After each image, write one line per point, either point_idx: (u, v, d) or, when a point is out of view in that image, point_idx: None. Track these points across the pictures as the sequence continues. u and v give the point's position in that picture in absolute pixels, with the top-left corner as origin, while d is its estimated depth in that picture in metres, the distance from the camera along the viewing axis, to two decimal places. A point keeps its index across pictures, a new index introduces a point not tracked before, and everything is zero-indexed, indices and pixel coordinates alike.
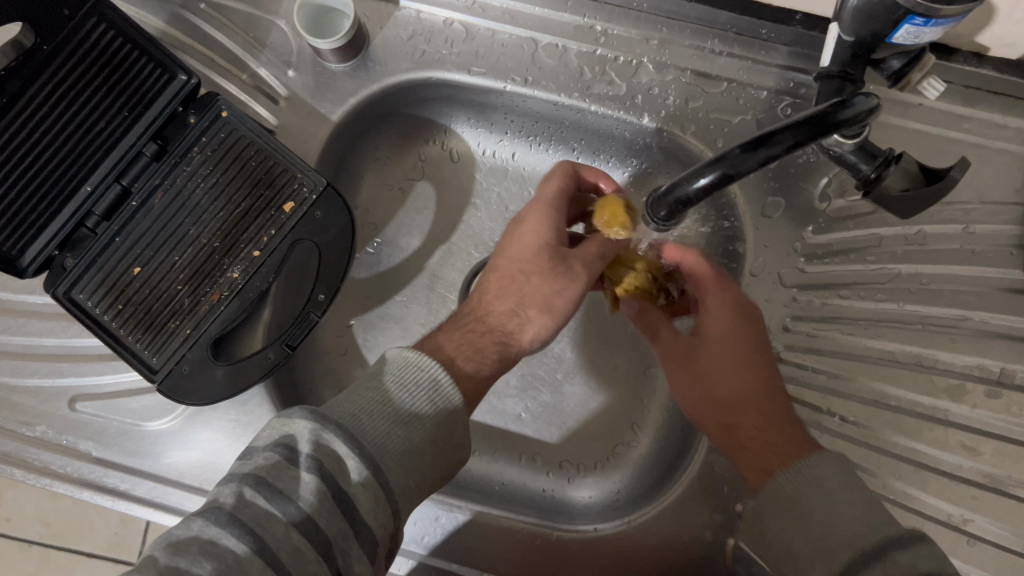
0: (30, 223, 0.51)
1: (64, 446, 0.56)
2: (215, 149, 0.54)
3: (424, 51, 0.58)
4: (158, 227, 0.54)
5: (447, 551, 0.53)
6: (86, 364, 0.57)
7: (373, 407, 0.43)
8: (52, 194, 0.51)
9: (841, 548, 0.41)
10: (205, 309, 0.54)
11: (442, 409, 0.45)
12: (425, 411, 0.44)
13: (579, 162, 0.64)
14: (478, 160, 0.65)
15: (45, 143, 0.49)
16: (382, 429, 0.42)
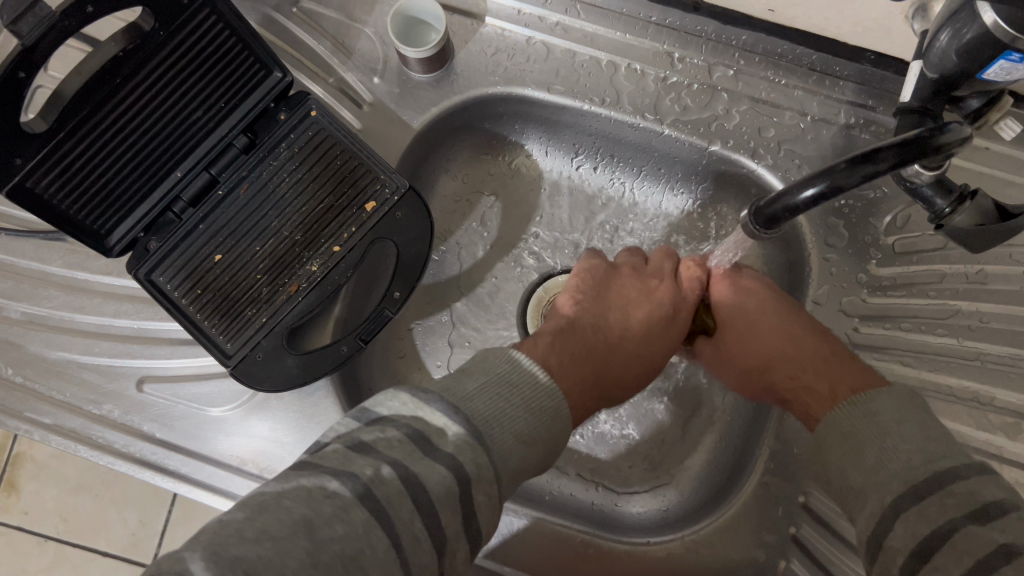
0: (121, 204, 0.52)
1: (128, 426, 0.57)
2: (303, 146, 0.56)
3: (506, 67, 0.60)
4: (241, 218, 0.55)
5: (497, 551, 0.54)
6: (155, 346, 0.59)
7: (494, 373, 0.42)
8: (144, 179, 0.52)
9: (933, 454, 0.39)
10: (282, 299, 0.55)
11: (542, 407, 0.42)
12: (533, 409, 0.42)
13: (644, 187, 0.65)
14: (544, 179, 0.67)
15: (147, 128, 0.50)
16: (498, 407, 0.40)
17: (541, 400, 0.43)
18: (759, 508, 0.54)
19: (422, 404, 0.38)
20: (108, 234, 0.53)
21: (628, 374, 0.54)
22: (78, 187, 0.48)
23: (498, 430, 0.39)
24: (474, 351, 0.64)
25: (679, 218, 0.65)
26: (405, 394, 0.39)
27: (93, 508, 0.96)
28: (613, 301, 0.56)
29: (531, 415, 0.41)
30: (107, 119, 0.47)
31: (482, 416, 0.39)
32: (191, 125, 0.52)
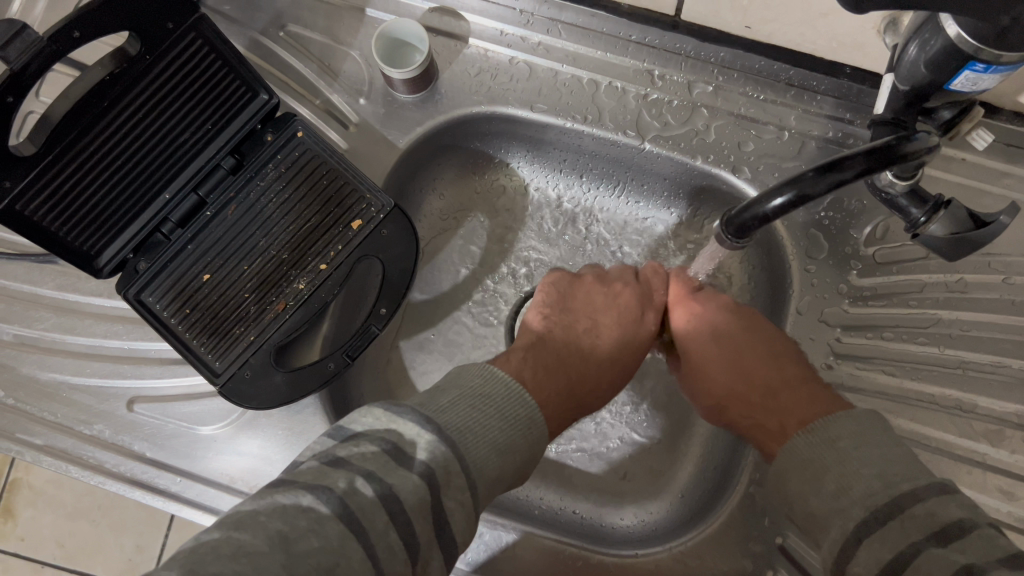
0: (110, 227, 0.53)
1: (119, 446, 0.58)
2: (289, 167, 0.57)
3: (490, 87, 0.61)
4: (229, 238, 0.56)
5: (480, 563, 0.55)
6: (144, 366, 0.59)
7: (465, 387, 0.45)
8: (133, 201, 0.53)
9: (866, 500, 0.39)
10: (270, 318, 0.56)
11: (515, 421, 0.45)
12: (506, 422, 0.44)
13: (629, 203, 0.66)
14: (530, 196, 0.67)
15: (135, 150, 0.51)
16: (473, 417, 0.43)
17: (513, 416, 0.45)
18: (745, 518, 0.54)
19: (391, 415, 0.41)
20: (96, 255, 0.53)
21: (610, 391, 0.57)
22: (65, 210, 0.49)
23: (474, 438, 0.42)
24: (461, 368, 0.64)
25: (664, 233, 0.66)
26: (376, 409, 0.41)
27: (89, 533, 0.96)
28: (586, 316, 0.59)
29: (503, 428, 0.44)
30: (94, 142, 0.48)
31: (455, 425, 0.41)
32: (179, 148, 0.53)
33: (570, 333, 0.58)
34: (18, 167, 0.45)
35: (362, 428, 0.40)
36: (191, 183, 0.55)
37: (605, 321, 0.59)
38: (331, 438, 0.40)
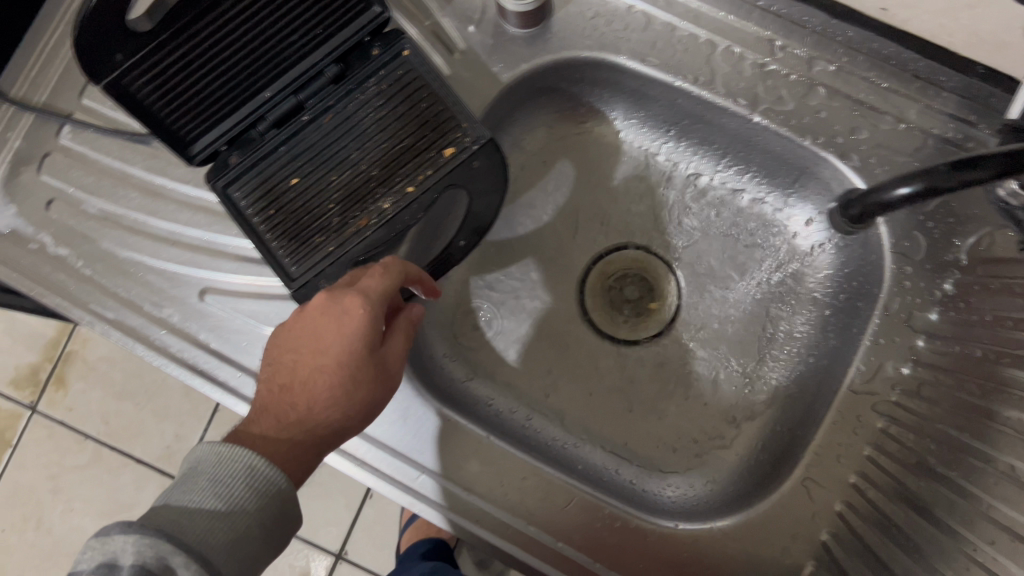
0: (208, 114, 0.53)
1: (186, 332, 0.58)
2: (390, 85, 0.56)
3: (603, 33, 0.59)
4: (321, 146, 0.56)
5: (484, 490, 0.55)
6: (221, 260, 0.60)
7: (195, 480, 0.46)
8: (234, 94, 0.53)
9: None
10: (351, 232, 0.55)
11: (264, 492, 0.46)
12: (250, 502, 0.45)
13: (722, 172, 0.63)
14: (624, 148, 0.65)
15: (243, 47, 0.51)
16: (224, 507, 0.44)
17: (262, 492, 0.46)
18: (791, 509, 0.53)
19: (108, 536, 0.40)
20: (191, 143, 0.54)
21: (358, 417, 0.50)
22: (166, 91, 0.50)
23: (214, 538, 0.43)
24: (528, 312, 0.64)
25: (757, 210, 0.63)
26: (89, 539, 0.41)
27: None
28: (290, 354, 0.49)
29: (248, 507, 0.45)
30: (206, 30, 0.48)
31: (166, 521, 0.43)
32: (285, 49, 0.53)
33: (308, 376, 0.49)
34: (132, 40, 0.45)
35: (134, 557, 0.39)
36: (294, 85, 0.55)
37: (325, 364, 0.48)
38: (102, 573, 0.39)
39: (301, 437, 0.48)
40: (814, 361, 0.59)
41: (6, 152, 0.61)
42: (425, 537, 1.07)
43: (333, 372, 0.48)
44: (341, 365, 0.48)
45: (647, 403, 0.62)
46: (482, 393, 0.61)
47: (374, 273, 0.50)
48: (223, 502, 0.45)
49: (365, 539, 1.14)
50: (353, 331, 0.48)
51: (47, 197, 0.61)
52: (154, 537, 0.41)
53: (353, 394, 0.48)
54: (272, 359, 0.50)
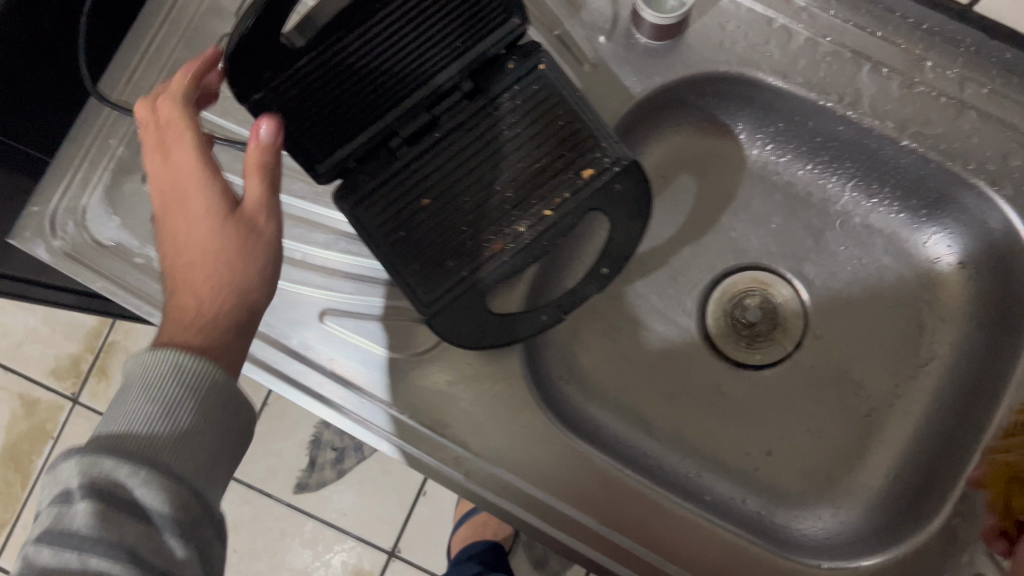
0: (340, 131, 0.50)
1: (301, 353, 0.56)
2: (527, 102, 0.53)
3: (742, 47, 0.56)
4: (455, 165, 0.53)
5: (583, 502, 0.54)
6: (337, 279, 0.57)
7: (144, 386, 0.43)
8: (368, 110, 0.50)
9: None
10: (485, 256, 0.53)
11: (196, 388, 0.43)
12: (194, 399, 0.43)
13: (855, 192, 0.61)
14: (749, 165, 0.63)
15: (385, 62, 0.48)
16: (162, 411, 0.42)
17: (198, 390, 0.43)
18: (938, 552, 0.51)
19: (55, 469, 0.40)
20: (315, 162, 0.51)
21: (197, 312, 0.46)
22: (304, 108, 0.47)
23: (163, 442, 0.41)
24: (646, 333, 0.62)
25: (889, 233, 0.61)
26: (44, 474, 0.40)
27: None
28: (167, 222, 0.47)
29: (195, 411, 0.43)
30: (353, 47, 0.45)
31: (112, 433, 0.41)
32: (424, 64, 0.50)
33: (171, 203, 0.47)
34: (281, 59, 0.43)
35: (77, 483, 0.38)
36: (427, 100, 0.52)
37: (189, 199, 0.47)
38: (60, 504, 0.38)
39: (223, 335, 0.46)
40: (952, 394, 0.57)
41: (109, 159, 0.58)
42: (479, 540, 1.06)
43: (230, 231, 0.47)
44: (204, 251, 0.46)
45: (768, 427, 0.60)
46: (600, 417, 0.60)
47: (173, 79, 0.50)
48: (160, 408, 0.42)
49: (417, 536, 1.13)
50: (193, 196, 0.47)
51: (152, 209, 0.58)
52: (104, 458, 0.39)
53: (216, 257, 0.46)
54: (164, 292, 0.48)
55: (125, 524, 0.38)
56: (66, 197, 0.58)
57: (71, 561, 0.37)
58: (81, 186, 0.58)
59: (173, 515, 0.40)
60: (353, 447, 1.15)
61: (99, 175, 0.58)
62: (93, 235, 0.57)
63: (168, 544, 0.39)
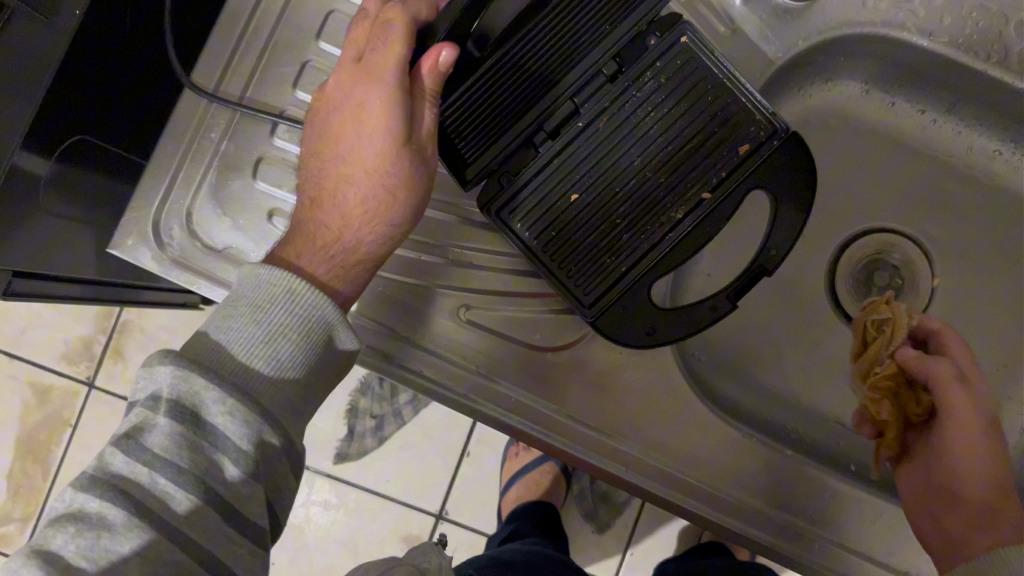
0: (489, 131, 0.48)
1: (446, 353, 0.53)
2: (670, 77, 0.50)
3: (882, 6, 0.54)
4: (601, 154, 0.50)
5: (742, 484, 0.53)
6: (472, 272, 0.54)
7: (249, 301, 0.40)
8: (516, 105, 0.48)
9: None
10: (642, 249, 0.50)
11: (307, 324, 0.40)
12: (298, 333, 0.40)
13: (990, 141, 0.60)
14: (874, 116, 0.62)
15: (532, 54, 0.46)
16: (266, 335, 0.39)
17: (306, 322, 0.40)
18: None
19: (150, 365, 0.36)
20: (465, 166, 0.49)
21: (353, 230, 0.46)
22: (467, 112, 0.47)
23: (260, 376, 0.38)
24: (776, 302, 0.60)
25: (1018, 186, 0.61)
26: (140, 366, 0.37)
27: None
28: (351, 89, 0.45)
29: (297, 345, 0.40)
30: (516, 49, 0.46)
31: (212, 346, 0.38)
32: (567, 49, 0.47)
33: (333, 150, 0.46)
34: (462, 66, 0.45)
35: (168, 394, 0.35)
36: (569, 87, 0.49)
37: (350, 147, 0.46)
38: (149, 410, 0.35)
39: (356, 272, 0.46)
40: None
41: (212, 156, 0.53)
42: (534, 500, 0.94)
43: (388, 181, 0.46)
44: (369, 169, 0.46)
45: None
46: (738, 396, 0.59)
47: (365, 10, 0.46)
48: (264, 333, 0.39)
49: (470, 495, 0.99)
50: (373, 122, 0.45)
51: (267, 208, 0.53)
52: (197, 375, 0.36)
53: (376, 187, 0.46)
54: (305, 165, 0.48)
55: (200, 450, 0.35)
56: (168, 198, 0.53)
57: (143, 479, 0.34)
58: (184, 184, 0.53)
59: (252, 453, 0.36)
60: (394, 410, 0.98)
61: (203, 174, 0.53)
62: (202, 239, 0.53)
63: (233, 483, 0.36)
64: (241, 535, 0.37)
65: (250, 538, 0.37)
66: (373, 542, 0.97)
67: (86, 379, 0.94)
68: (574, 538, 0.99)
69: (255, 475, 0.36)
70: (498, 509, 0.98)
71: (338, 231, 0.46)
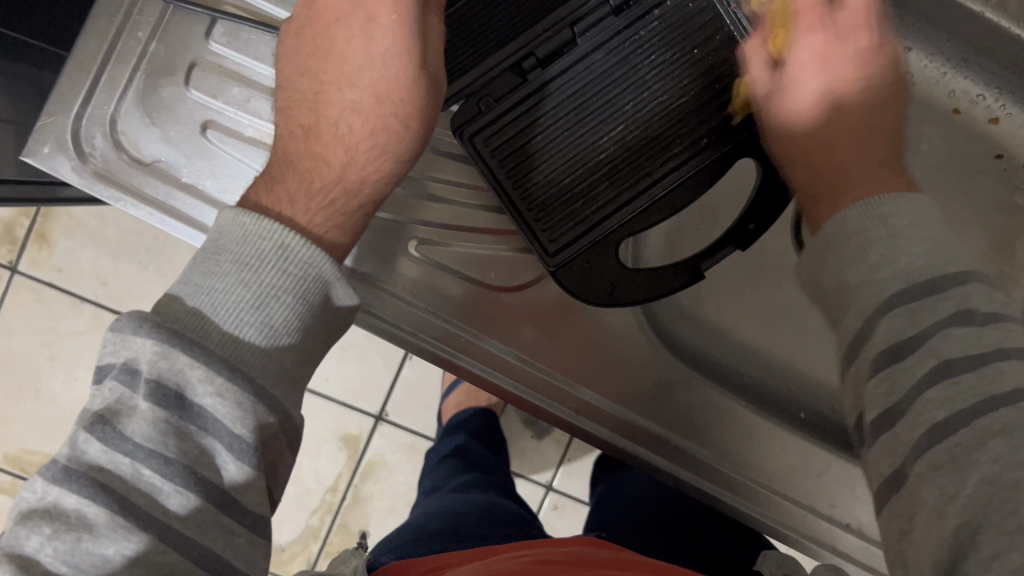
0: (478, 55, 0.46)
1: (401, 287, 0.50)
2: (677, 21, 0.46)
3: None
4: (588, 93, 0.47)
5: (698, 435, 0.53)
6: (428, 203, 0.50)
7: (233, 256, 0.36)
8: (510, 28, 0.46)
9: None
10: (616, 202, 0.47)
11: (302, 280, 0.37)
12: (291, 296, 0.37)
13: (974, 83, 0.59)
14: None
15: None
16: (255, 298, 0.35)
17: (298, 280, 0.37)
18: None
19: (121, 335, 0.33)
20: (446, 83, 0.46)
21: (351, 167, 0.42)
22: (460, 35, 0.46)
23: (243, 343, 0.35)
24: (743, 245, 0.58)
25: (997, 131, 0.59)
26: (106, 330, 0.34)
27: (133, 275, 0.88)
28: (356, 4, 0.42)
29: (290, 308, 0.36)
30: None
31: (192, 310, 0.35)
32: None
33: (336, 73, 0.43)
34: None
35: (147, 372, 0.32)
36: (566, 15, 0.46)
37: (354, 69, 0.42)
38: (125, 386, 0.32)
39: (350, 214, 0.42)
40: None
41: (139, 57, 0.48)
42: (471, 407, 0.91)
43: (398, 112, 0.42)
44: (378, 98, 0.42)
45: None
46: (695, 339, 0.57)
47: None
48: (254, 294, 0.36)
49: (408, 400, 0.95)
50: (386, 44, 0.42)
51: (199, 120, 0.48)
52: (180, 351, 0.33)
53: (385, 119, 0.42)
54: (287, 85, 0.44)
55: (186, 434, 0.33)
56: (89, 104, 0.47)
57: (125, 470, 0.32)
58: (108, 86, 0.47)
59: (250, 439, 0.33)
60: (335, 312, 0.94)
61: (129, 77, 0.48)
62: (129, 151, 0.48)
63: (226, 469, 0.33)
64: (237, 526, 0.34)
65: (247, 526, 0.34)
66: (310, 440, 0.93)
67: (7, 265, 0.87)
68: (514, 445, 0.97)
69: (254, 462, 0.33)
70: (438, 413, 0.96)
71: (333, 167, 0.42)
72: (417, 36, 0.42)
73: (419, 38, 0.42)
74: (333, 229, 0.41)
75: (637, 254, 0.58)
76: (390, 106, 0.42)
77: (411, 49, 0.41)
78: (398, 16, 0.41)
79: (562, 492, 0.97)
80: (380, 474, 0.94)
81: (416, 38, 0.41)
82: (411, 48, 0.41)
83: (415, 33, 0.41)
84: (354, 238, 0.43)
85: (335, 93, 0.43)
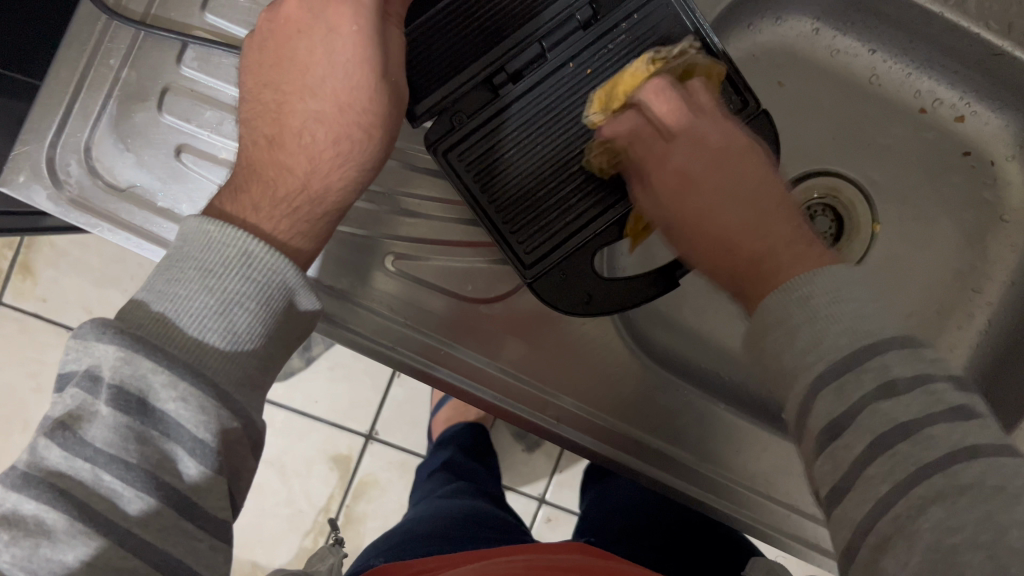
0: (447, 68, 0.46)
1: (376, 300, 0.50)
2: (646, 33, 0.48)
3: None
4: (561, 106, 0.48)
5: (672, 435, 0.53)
6: (402, 217, 0.51)
7: (196, 262, 0.37)
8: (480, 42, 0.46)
9: None
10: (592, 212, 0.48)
11: (264, 287, 0.37)
12: (255, 302, 0.37)
13: (936, 84, 0.60)
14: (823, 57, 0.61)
15: None
16: (219, 306, 0.36)
17: (261, 287, 0.37)
18: None
19: (84, 341, 0.33)
20: (415, 101, 0.46)
21: (315, 174, 0.43)
22: (426, 48, 0.46)
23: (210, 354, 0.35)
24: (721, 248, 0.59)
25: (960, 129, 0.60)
26: (69, 338, 0.34)
27: (118, 302, 0.88)
28: (318, 15, 0.43)
29: (253, 314, 0.37)
30: None
31: (155, 316, 0.35)
32: None
33: (300, 82, 0.44)
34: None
35: (109, 378, 0.32)
36: (536, 30, 0.47)
37: (317, 78, 0.43)
38: (87, 393, 0.33)
39: (317, 222, 0.43)
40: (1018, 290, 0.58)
41: (112, 85, 0.48)
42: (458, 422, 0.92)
43: (361, 121, 0.43)
44: (341, 107, 0.43)
45: None
46: (673, 344, 0.58)
47: None
48: (218, 299, 0.36)
49: (398, 417, 0.95)
50: (348, 54, 0.42)
51: (174, 143, 0.49)
52: (142, 357, 0.33)
53: (347, 127, 0.43)
54: (250, 97, 0.45)
55: (148, 439, 0.33)
56: (64, 130, 0.48)
57: (86, 476, 0.32)
58: (80, 113, 0.48)
59: (211, 442, 0.34)
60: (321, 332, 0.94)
61: (102, 103, 0.48)
62: (104, 176, 0.48)
63: (187, 472, 0.33)
64: (199, 533, 0.34)
65: (209, 533, 0.34)
66: (298, 460, 0.93)
67: None
68: (505, 460, 0.98)
69: (214, 465, 0.34)
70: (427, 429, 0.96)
71: (296, 176, 0.42)
72: (377, 43, 0.42)
73: (379, 44, 0.42)
74: (300, 239, 0.42)
75: (612, 264, 0.58)
76: (353, 114, 0.43)
77: (372, 57, 0.42)
78: (358, 25, 0.42)
79: (554, 505, 0.97)
80: (371, 493, 0.94)
81: (376, 45, 0.42)
82: (372, 55, 0.42)
83: (374, 40, 0.42)
84: (320, 243, 0.43)
85: (297, 100, 0.43)
